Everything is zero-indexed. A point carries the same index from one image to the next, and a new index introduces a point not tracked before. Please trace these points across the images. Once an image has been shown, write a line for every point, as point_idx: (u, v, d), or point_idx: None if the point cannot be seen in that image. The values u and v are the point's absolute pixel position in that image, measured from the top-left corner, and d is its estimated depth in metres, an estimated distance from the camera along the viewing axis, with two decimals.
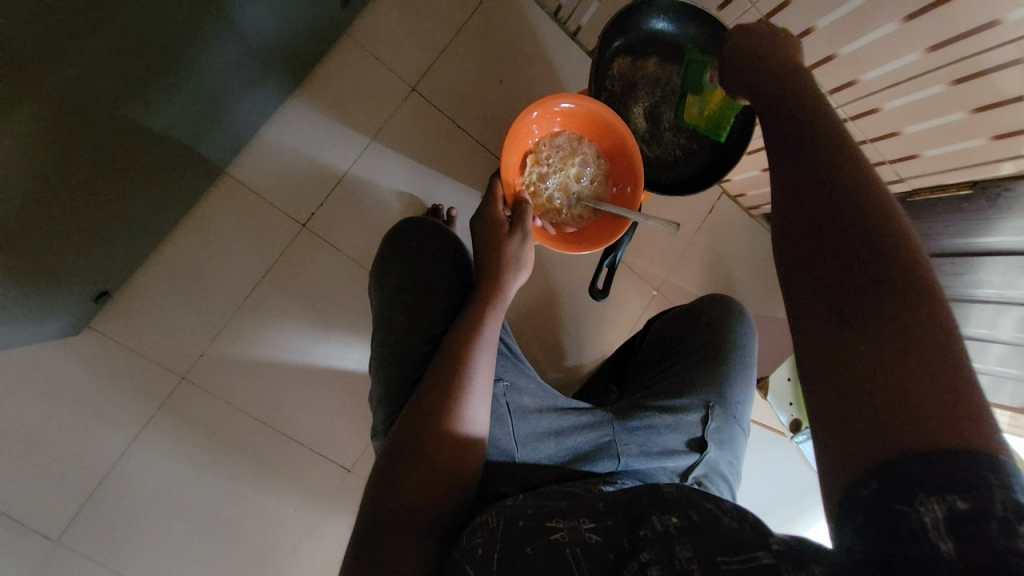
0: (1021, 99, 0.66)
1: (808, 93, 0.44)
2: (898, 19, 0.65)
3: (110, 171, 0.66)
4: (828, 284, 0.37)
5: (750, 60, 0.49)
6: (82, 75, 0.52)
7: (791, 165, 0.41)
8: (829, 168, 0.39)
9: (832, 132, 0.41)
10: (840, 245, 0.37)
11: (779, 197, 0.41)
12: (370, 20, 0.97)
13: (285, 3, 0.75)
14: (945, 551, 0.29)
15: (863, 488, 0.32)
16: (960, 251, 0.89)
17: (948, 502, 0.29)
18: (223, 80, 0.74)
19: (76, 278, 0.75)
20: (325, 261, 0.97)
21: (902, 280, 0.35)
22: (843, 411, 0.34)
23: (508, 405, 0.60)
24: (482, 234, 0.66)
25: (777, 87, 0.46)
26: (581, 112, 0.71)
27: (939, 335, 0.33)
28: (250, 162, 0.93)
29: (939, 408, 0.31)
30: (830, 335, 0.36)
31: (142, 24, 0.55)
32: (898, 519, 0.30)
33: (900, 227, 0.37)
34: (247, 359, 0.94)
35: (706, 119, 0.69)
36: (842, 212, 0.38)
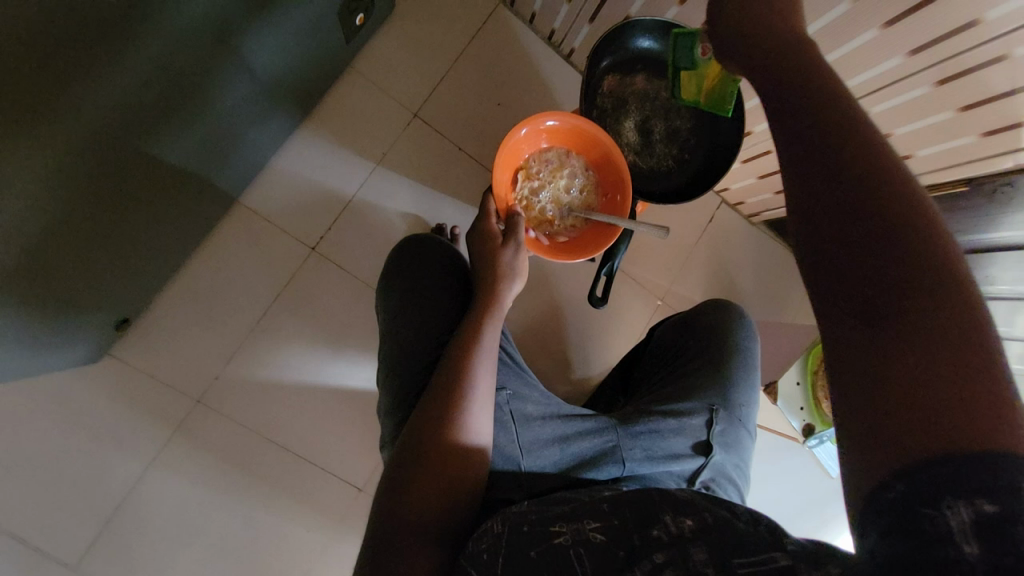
0: (1005, 96, 0.67)
1: (807, 67, 0.42)
2: (877, 26, 0.68)
3: (128, 203, 0.70)
4: (840, 277, 0.36)
5: (753, 31, 0.45)
6: (97, 110, 0.55)
7: (804, 149, 0.39)
8: (844, 156, 0.37)
9: (847, 117, 0.39)
10: (862, 240, 0.35)
11: (794, 185, 0.39)
12: (372, 54, 1.02)
13: (293, 43, 0.80)
14: (968, 553, 0.29)
15: (888, 491, 0.31)
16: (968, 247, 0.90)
17: (976, 505, 0.29)
18: (234, 115, 0.79)
19: (98, 305, 0.79)
20: (333, 283, 1.00)
21: (927, 272, 0.33)
22: (860, 408, 0.33)
23: (512, 413, 0.61)
24: (477, 247, 0.68)
25: (786, 65, 0.43)
26: (566, 128, 0.73)
27: (971, 334, 0.32)
28: (261, 192, 0.97)
29: (970, 411, 0.30)
30: (854, 334, 0.35)
31: (155, 64, 0.59)
32: (924, 521, 0.30)
33: (925, 220, 0.35)
34: (260, 381, 0.96)
35: (707, 93, 0.64)
36: (862, 204, 0.36)
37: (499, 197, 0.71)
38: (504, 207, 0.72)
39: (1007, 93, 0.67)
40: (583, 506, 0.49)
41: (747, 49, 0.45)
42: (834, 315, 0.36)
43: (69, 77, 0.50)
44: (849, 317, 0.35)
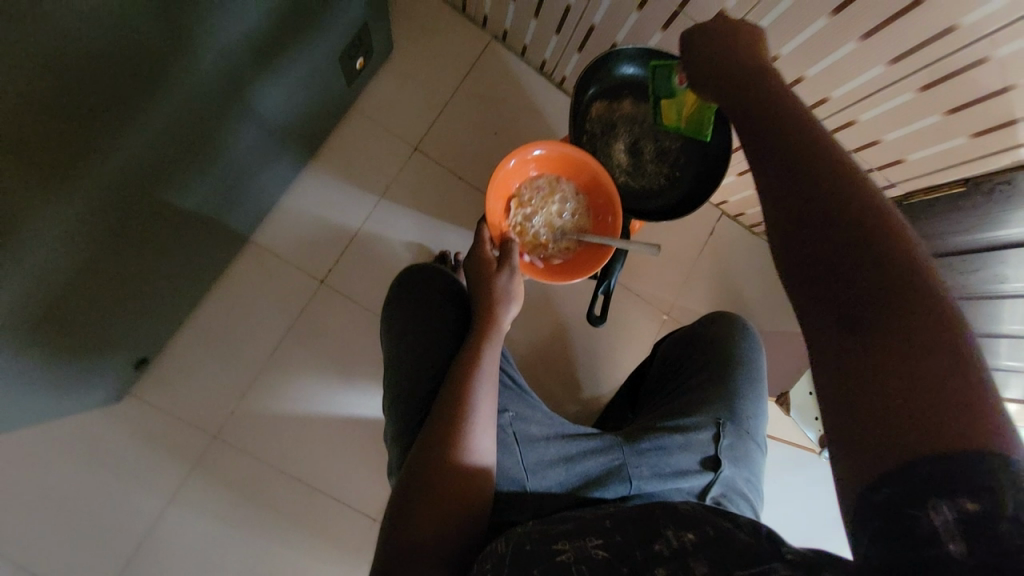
0: (1009, 88, 0.66)
1: (775, 97, 0.46)
2: (855, 39, 0.70)
3: (147, 247, 0.74)
4: (820, 288, 0.38)
5: (725, 65, 0.49)
6: (116, 163, 0.59)
7: (778, 170, 0.42)
8: (815, 174, 0.40)
9: (816, 139, 0.42)
10: (837, 253, 0.38)
11: (771, 203, 0.42)
12: (373, 94, 1.07)
13: (298, 90, 0.85)
14: (954, 552, 0.30)
15: (875, 493, 0.32)
16: (973, 247, 0.88)
17: (958, 504, 0.30)
18: (244, 160, 0.84)
19: (119, 346, 0.82)
20: (342, 314, 1.02)
21: (902, 281, 0.35)
22: (846, 412, 0.35)
23: (516, 434, 0.62)
24: (472, 273, 0.70)
25: (758, 96, 0.46)
26: (553, 155, 0.76)
27: (944, 337, 0.34)
28: (272, 230, 1.01)
29: (948, 411, 0.31)
30: (836, 342, 0.36)
31: (170, 118, 0.64)
32: (911, 522, 0.31)
33: (895, 231, 0.37)
34: (274, 413, 0.98)
35: (687, 119, 0.67)
36: (835, 219, 0.38)
37: (493, 224, 0.75)
38: (497, 233, 0.75)
39: (1011, 86, 0.66)
40: (586, 524, 0.49)
41: (722, 83, 0.49)
42: (819, 325, 0.38)
43: (91, 133, 0.54)
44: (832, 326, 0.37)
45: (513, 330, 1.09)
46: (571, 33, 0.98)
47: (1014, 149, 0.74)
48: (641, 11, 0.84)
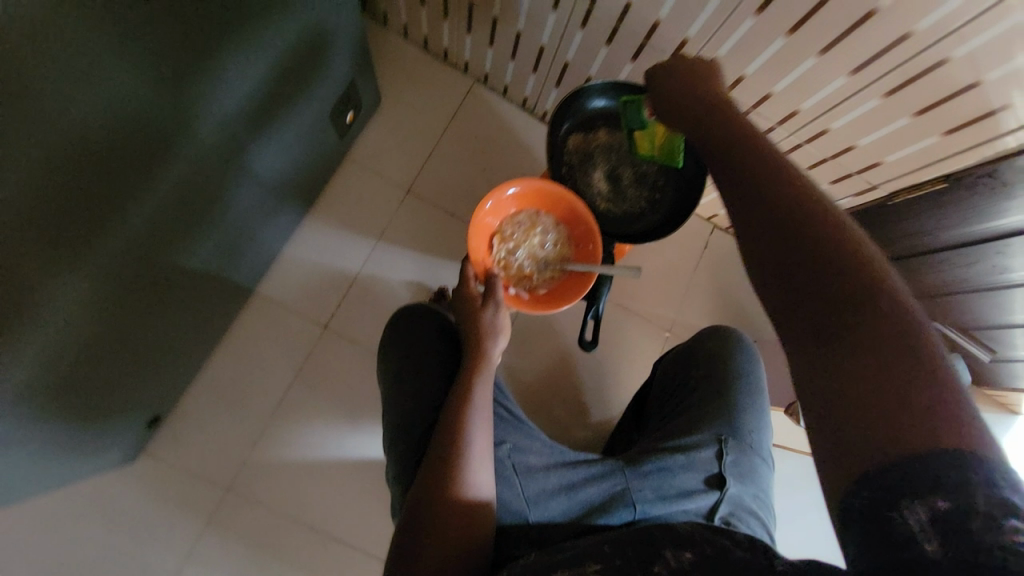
0: (978, 84, 0.67)
1: (734, 127, 0.50)
2: (814, 54, 0.72)
3: (156, 308, 0.77)
4: (794, 303, 0.40)
5: (688, 100, 0.54)
6: (126, 234, 0.63)
7: (743, 193, 0.45)
8: (776, 195, 0.44)
9: (774, 163, 0.46)
10: (804, 265, 0.40)
11: (741, 223, 0.45)
12: (365, 144, 1.12)
13: (292, 148, 0.90)
14: (931, 551, 0.31)
15: (855, 499, 0.34)
16: (986, 237, 0.84)
17: (932, 504, 0.32)
18: (245, 217, 0.88)
19: (131, 407, 0.84)
20: (347, 357, 1.04)
21: (868, 291, 0.38)
22: (826, 417, 0.37)
23: (515, 466, 0.62)
24: (461, 309, 0.72)
25: (718, 127, 0.51)
26: (530, 191, 0.79)
27: (908, 338, 0.36)
28: (275, 281, 1.05)
29: (916, 408, 0.34)
30: (811, 350, 0.39)
31: (175, 187, 0.68)
32: (889, 525, 0.33)
33: (852, 242, 0.40)
34: (285, 462, 0.99)
35: (660, 146, 0.70)
36: (799, 234, 0.41)
37: (477, 261, 0.77)
38: (482, 269, 0.77)
39: (980, 81, 0.67)
40: (586, 550, 0.49)
41: (687, 117, 0.53)
42: (797, 337, 0.40)
43: (104, 209, 0.58)
44: (807, 338, 0.39)
45: (516, 359, 1.10)
46: (548, 70, 1.03)
47: (1004, 137, 0.73)
48: (610, 44, 0.88)
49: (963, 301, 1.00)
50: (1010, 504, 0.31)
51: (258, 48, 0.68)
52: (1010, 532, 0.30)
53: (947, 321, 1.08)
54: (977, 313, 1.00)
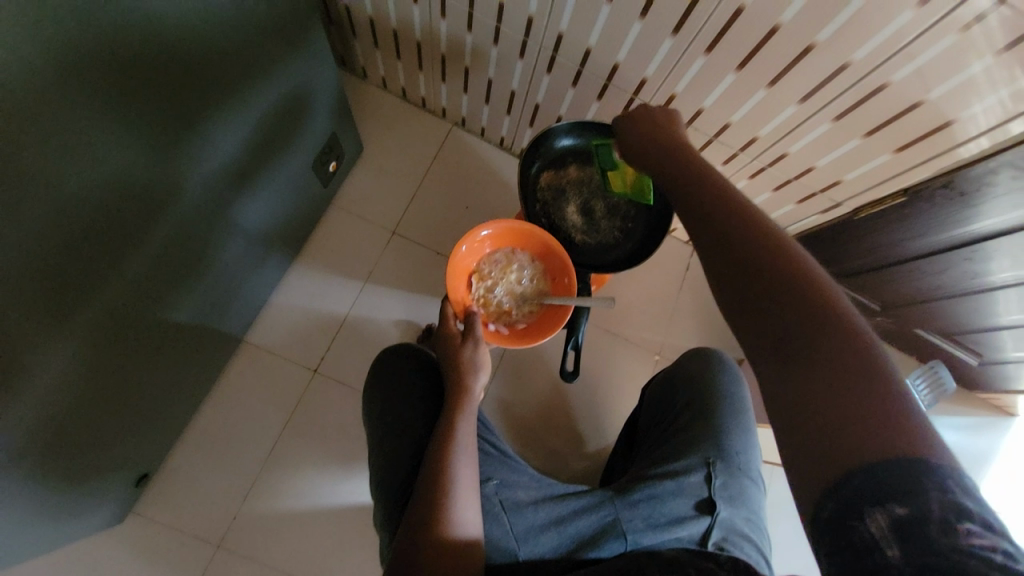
0: (921, 103, 0.71)
1: (696, 164, 0.54)
2: (764, 86, 0.77)
3: (145, 365, 0.78)
4: (752, 324, 0.44)
5: (651, 142, 0.59)
6: (116, 294, 0.65)
7: (706, 220, 0.49)
8: (736, 224, 0.47)
9: (734, 196, 0.49)
10: (765, 288, 0.43)
11: (705, 249, 0.48)
12: (350, 190, 1.16)
13: (277, 199, 0.93)
14: (893, 556, 0.34)
15: (823, 510, 0.37)
16: (960, 242, 0.86)
17: (891, 511, 0.35)
18: (233, 269, 0.90)
19: (120, 467, 0.84)
20: (337, 400, 1.04)
21: (817, 310, 0.41)
22: (794, 431, 0.39)
23: (503, 503, 0.65)
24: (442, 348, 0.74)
25: (682, 164, 0.55)
26: (503, 231, 0.82)
27: (861, 355, 0.39)
28: (264, 329, 1.06)
29: (869, 420, 0.37)
30: (775, 369, 0.41)
31: (164, 246, 0.70)
32: (856, 534, 0.35)
33: (806, 267, 0.43)
34: (277, 513, 0.98)
35: (632, 184, 0.75)
36: (759, 259, 0.44)
37: (456, 300, 0.80)
38: (461, 307, 0.80)
39: (922, 100, 0.71)
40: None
41: (653, 156, 0.58)
42: (757, 356, 0.43)
43: (96, 272, 0.61)
44: (767, 357, 0.42)
45: (509, 392, 1.10)
46: (521, 112, 1.08)
47: (962, 146, 0.75)
48: (576, 86, 0.93)
49: (945, 307, 1.02)
50: (962, 508, 0.34)
51: (241, 113, 0.72)
52: (964, 534, 0.33)
53: (931, 328, 1.11)
54: (962, 318, 1.03)
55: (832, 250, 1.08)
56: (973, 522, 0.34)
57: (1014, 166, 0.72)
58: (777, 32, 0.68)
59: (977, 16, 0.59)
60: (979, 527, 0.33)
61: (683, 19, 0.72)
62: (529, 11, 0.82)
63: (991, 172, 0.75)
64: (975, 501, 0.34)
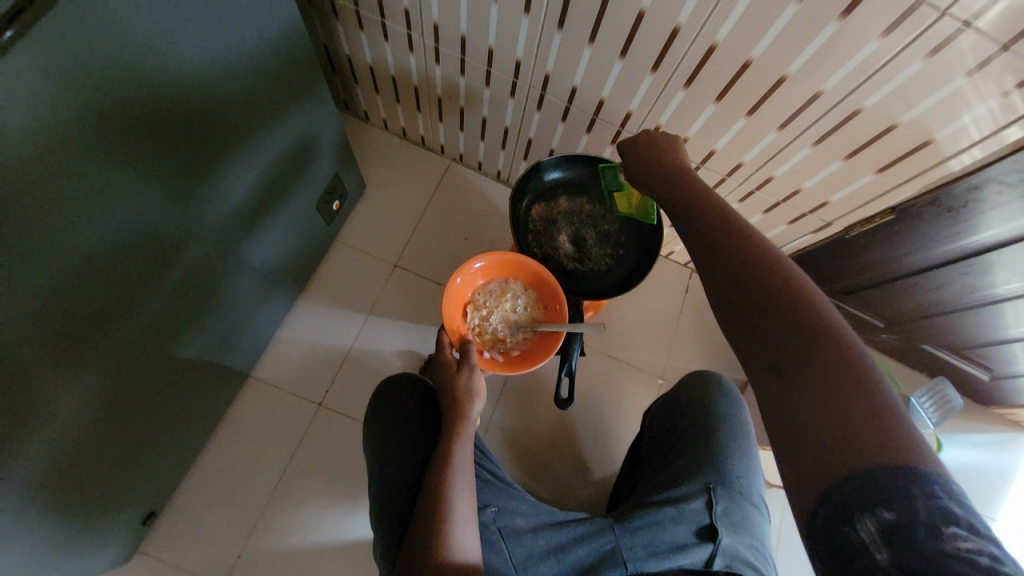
0: (896, 125, 0.74)
1: (692, 186, 0.56)
2: (744, 115, 0.81)
3: (157, 402, 0.81)
4: (747, 337, 0.45)
5: (649, 166, 0.60)
6: (131, 333, 0.68)
7: (704, 240, 0.50)
8: (731, 243, 0.48)
9: (730, 215, 0.51)
10: (760, 304, 0.44)
11: (703, 267, 0.49)
12: (353, 226, 1.20)
13: (283, 239, 0.97)
14: (882, 560, 0.34)
15: (814, 518, 0.37)
16: (960, 254, 0.86)
17: (879, 515, 0.35)
18: (241, 306, 0.93)
19: (128, 505, 0.85)
20: (342, 433, 1.05)
21: (809, 324, 0.42)
22: (789, 445, 0.40)
23: (501, 530, 0.65)
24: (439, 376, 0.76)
25: (678, 186, 0.56)
26: (495, 262, 0.85)
27: (855, 370, 0.39)
28: (270, 363, 1.08)
29: (859, 432, 0.37)
30: (770, 385, 0.42)
31: (177, 286, 0.74)
32: (844, 539, 0.36)
33: (801, 284, 0.44)
34: (283, 549, 0.98)
35: (637, 206, 0.77)
36: (754, 276, 0.45)
37: (452, 329, 0.82)
38: (457, 336, 0.83)
39: (897, 122, 0.73)
40: None
41: (653, 180, 0.59)
42: (753, 368, 0.44)
43: (112, 311, 0.64)
44: (762, 369, 0.43)
45: (512, 420, 1.10)
46: (515, 146, 1.12)
47: (951, 159, 0.76)
48: (564, 121, 0.97)
49: (948, 320, 1.01)
50: (948, 512, 0.34)
51: (247, 162, 0.77)
52: (950, 538, 0.33)
53: (937, 343, 1.10)
54: (966, 331, 1.02)
55: (829, 268, 1.08)
56: (959, 527, 0.34)
57: (996, 180, 0.74)
58: (749, 66, 0.72)
59: (943, 41, 0.62)
60: (965, 531, 0.33)
61: (660, 59, 0.76)
62: (516, 55, 0.87)
63: (976, 187, 0.76)
64: (963, 507, 0.34)
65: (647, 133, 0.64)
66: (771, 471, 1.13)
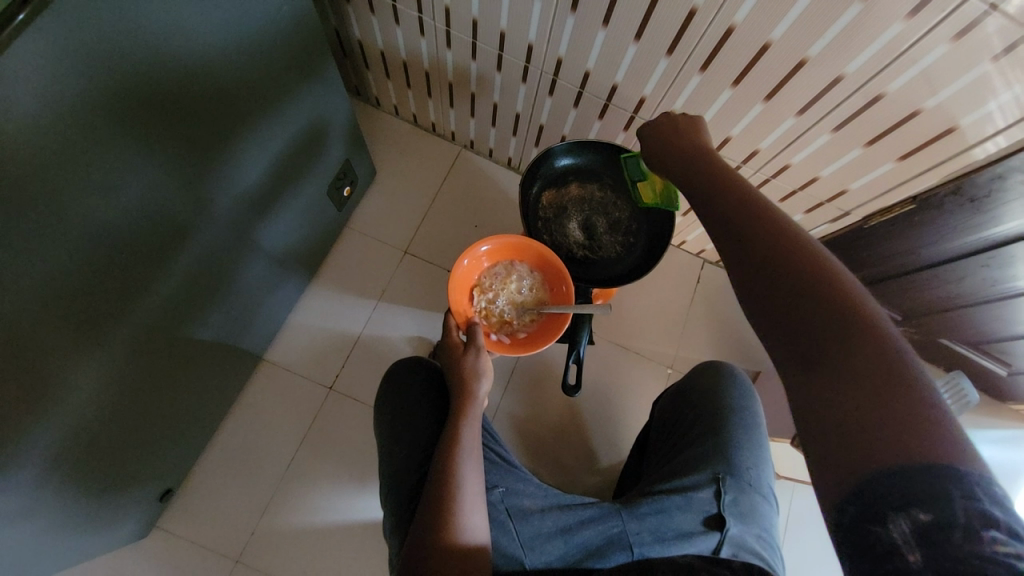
0: (919, 112, 0.71)
1: (721, 171, 0.54)
2: (761, 101, 0.79)
3: (173, 381, 0.82)
4: (775, 329, 0.44)
5: (672, 150, 0.59)
6: (147, 311, 0.70)
7: (732, 227, 0.49)
8: (763, 231, 0.47)
9: (762, 203, 0.49)
10: (793, 295, 0.43)
11: (731, 255, 0.48)
12: (364, 212, 1.21)
13: (295, 223, 0.98)
14: (914, 561, 0.34)
15: (844, 515, 0.37)
16: (978, 247, 0.84)
17: (913, 516, 0.35)
18: (254, 290, 0.95)
19: (146, 482, 0.88)
20: (352, 416, 1.07)
21: (843, 316, 0.41)
22: (819, 439, 0.39)
23: (508, 510, 0.66)
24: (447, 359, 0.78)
25: (704, 172, 0.55)
26: (500, 245, 0.85)
27: (889, 364, 0.38)
28: (282, 347, 1.10)
29: (892, 428, 0.36)
30: (800, 378, 0.41)
31: (192, 267, 0.75)
32: (874, 539, 0.36)
33: (835, 274, 0.43)
34: (294, 527, 1.00)
35: (661, 195, 0.74)
36: (787, 265, 0.44)
37: (458, 312, 0.84)
38: (463, 319, 0.84)
39: (920, 108, 0.71)
40: None
41: (676, 165, 0.58)
42: (781, 362, 0.43)
43: (128, 290, 0.65)
44: (791, 362, 0.42)
45: (521, 407, 1.11)
46: (526, 133, 1.11)
47: (977, 146, 0.73)
48: (577, 107, 0.96)
49: (967, 313, 0.99)
50: (988, 515, 0.33)
51: (258, 147, 0.77)
52: (988, 542, 0.33)
53: (955, 336, 1.07)
54: (984, 325, 0.99)
55: (843, 259, 1.06)
56: (998, 530, 0.33)
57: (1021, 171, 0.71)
58: (768, 49, 0.70)
59: (970, 23, 0.59)
60: (1005, 535, 0.33)
61: (677, 41, 0.74)
62: (529, 39, 0.85)
63: (999, 177, 0.74)
64: (1003, 510, 0.34)
65: (666, 116, 0.64)
66: (779, 462, 1.13)
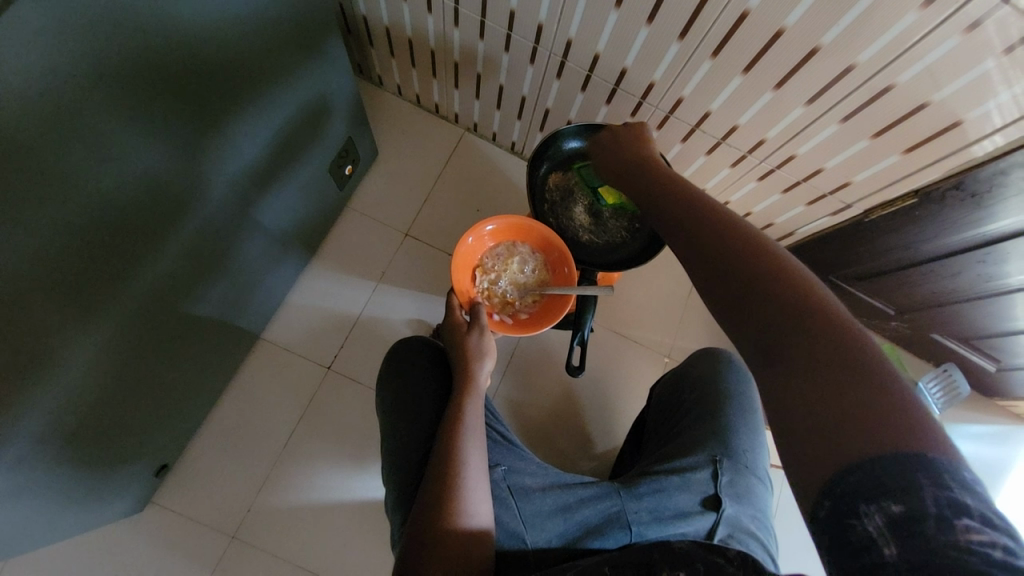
0: (927, 104, 0.71)
1: (681, 182, 0.56)
2: (771, 89, 0.78)
3: (170, 356, 0.82)
4: (745, 333, 0.44)
5: (623, 160, 0.64)
6: (145, 284, 0.69)
7: (692, 237, 0.49)
8: (727, 238, 0.47)
9: (722, 211, 0.50)
10: (759, 297, 0.43)
11: (694, 264, 0.49)
12: (364, 193, 1.19)
13: (295, 201, 0.96)
14: (889, 555, 0.33)
15: (820, 509, 0.36)
16: (980, 242, 0.85)
17: (885, 508, 0.34)
18: (252, 267, 0.93)
19: (140, 457, 0.87)
20: (351, 396, 1.07)
21: (795, 306, 0.42)
22: (806, 427, 0.38)
23: (510, 487, 0.67)
24: (450, 336, 0.79)
25: (664, 180, 0.57)
26: (503, 226, 0.85)
27: (864, 358, 0.38)
28: (280, 326, 1.09)
29: (884, 413, 0.36)
30: (775, 374, 0.41)
31: (191, 240, 0.74)
32: (851, 532, 0.35)
33: (798, 277, 0.43)
34: (289, 506, 1.00)
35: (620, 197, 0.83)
36: (750, 271, 0.45)
37: (460, 292, 0.83)
38: (466, 299, 0.84)
39: (927, 102, 0.71)
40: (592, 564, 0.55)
41: (629, 172, 0.62)
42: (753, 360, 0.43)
43: (125, 262, 0.64)
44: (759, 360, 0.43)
45: (518, 392, 1.11)
46: (531, 116, 1.10)
47: (976, 143, 0.74)
48: (584, 91, 0.95)
49: (959, 310, 1.01)
50: (959, 503, 0.33)
51: (262, 120, 0.75)
52: (961, 530, 0.32)
53: (947, 333, 1.09)
54: (975, 322, 1.01)
55: (844, 253, 1.07)
56: (971, 518, 0.32)
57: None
58: (781, 36, 0.70)
59: (980, 17, 0.60)
60: (978, 523, 0.32)
61: (689, 24, 0.73)
62: (539, 19, 0.84)
63: (1001, 173, 0.75)
64: (975, 498, 0.33)
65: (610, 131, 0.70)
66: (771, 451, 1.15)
